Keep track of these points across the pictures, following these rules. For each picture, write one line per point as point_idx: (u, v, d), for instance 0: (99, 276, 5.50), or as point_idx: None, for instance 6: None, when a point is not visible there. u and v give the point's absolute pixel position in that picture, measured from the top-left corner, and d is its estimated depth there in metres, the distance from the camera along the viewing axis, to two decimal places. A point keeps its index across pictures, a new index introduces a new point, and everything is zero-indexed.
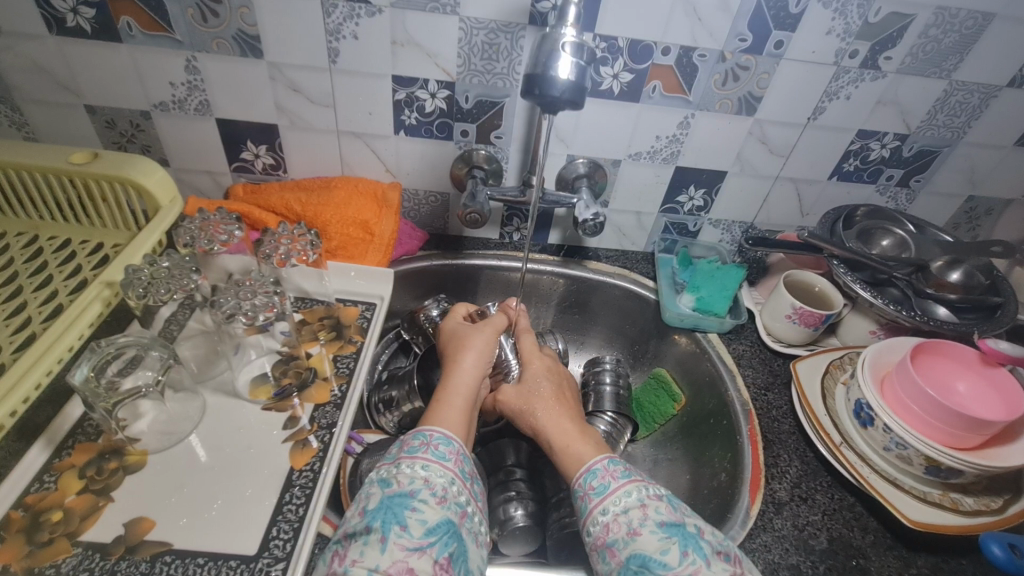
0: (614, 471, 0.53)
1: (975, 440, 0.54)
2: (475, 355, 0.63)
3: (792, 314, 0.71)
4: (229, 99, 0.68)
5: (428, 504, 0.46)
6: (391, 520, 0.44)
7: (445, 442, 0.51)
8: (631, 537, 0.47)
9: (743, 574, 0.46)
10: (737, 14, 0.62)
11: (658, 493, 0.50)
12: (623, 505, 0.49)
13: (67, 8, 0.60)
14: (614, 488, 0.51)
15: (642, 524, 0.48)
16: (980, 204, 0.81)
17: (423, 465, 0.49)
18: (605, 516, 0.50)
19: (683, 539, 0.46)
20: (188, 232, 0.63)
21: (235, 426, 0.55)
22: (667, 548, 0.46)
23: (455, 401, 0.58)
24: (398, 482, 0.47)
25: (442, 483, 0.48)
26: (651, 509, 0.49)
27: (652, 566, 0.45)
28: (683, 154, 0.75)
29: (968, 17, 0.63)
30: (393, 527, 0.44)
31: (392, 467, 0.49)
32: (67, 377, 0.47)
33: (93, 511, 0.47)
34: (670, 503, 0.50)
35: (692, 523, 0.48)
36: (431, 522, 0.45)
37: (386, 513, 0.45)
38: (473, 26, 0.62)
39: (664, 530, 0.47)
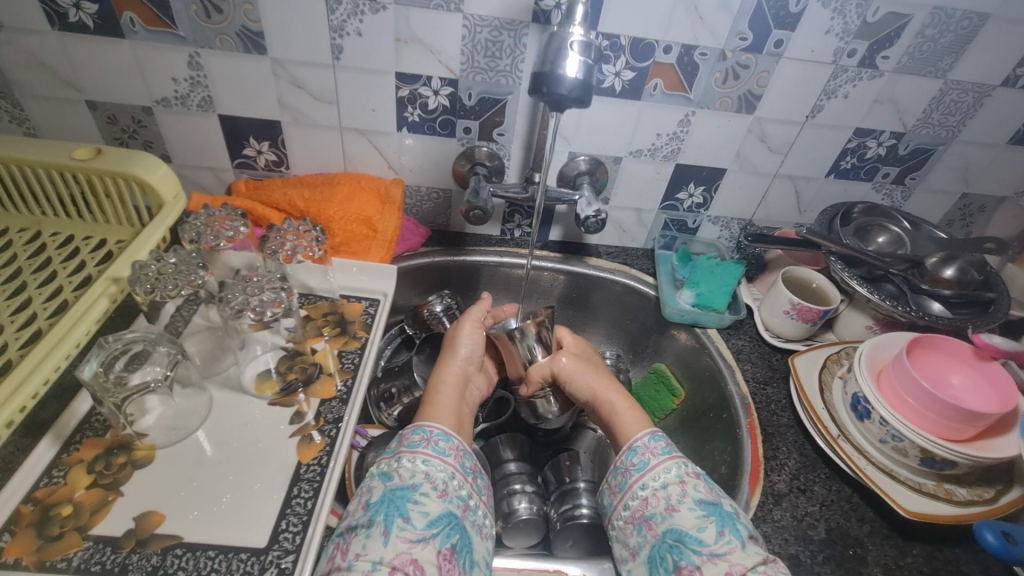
0: (655, 448, 0.55)
1: (969, 432, 0.55)
2: (455, 356, 0.65)
3: (791, 309, 0.72)
4: (231, 95, 0.68)
5: (430, 497, 0.46)
6: (393, 513, 0.45)
7: (445, 438, 0.52)
8: (669, 512, 0.49)
9: (773, 557, 0.47)
10: (738, 13, 0.63)
11: (699, 473, 0.52)
12: (661, 481, 0.51)
13: (69, 3, 0.60)
14: (653, 464, 0.53)
15: (681, 500, 0.49)
16: (974, 201, 0.83)
17: (424, 460, 0.49)
18: (643, 491, 0.52)
19: (722, 519, 0.48)
20: (193, 228, 0.63)
21: (242, 421, 0.55)
22: (704, 526, 0.47)
23: (443, 400, 0.59)
24: (399, 476, 0.48)
25: (442, 478, 0.49)
26: (691, 486, 0.50)
27: (688, 541, 0.47)
28: (684, 151, 0.76)
29: (963, 17, 0.64)
30: (396, 521, 0.44)
31: (392, 461, 0.50)
32: (76, 373, 0.47)
33: (103, 504, 0.47)
34: (708, 484, 0.51)
35: (728, 504, 0.50)
36: (433, 514, 0.45)
37: (388, 506, 0.45)
38: (476, 23, 0.63)
39: (705, 507, 0.49)
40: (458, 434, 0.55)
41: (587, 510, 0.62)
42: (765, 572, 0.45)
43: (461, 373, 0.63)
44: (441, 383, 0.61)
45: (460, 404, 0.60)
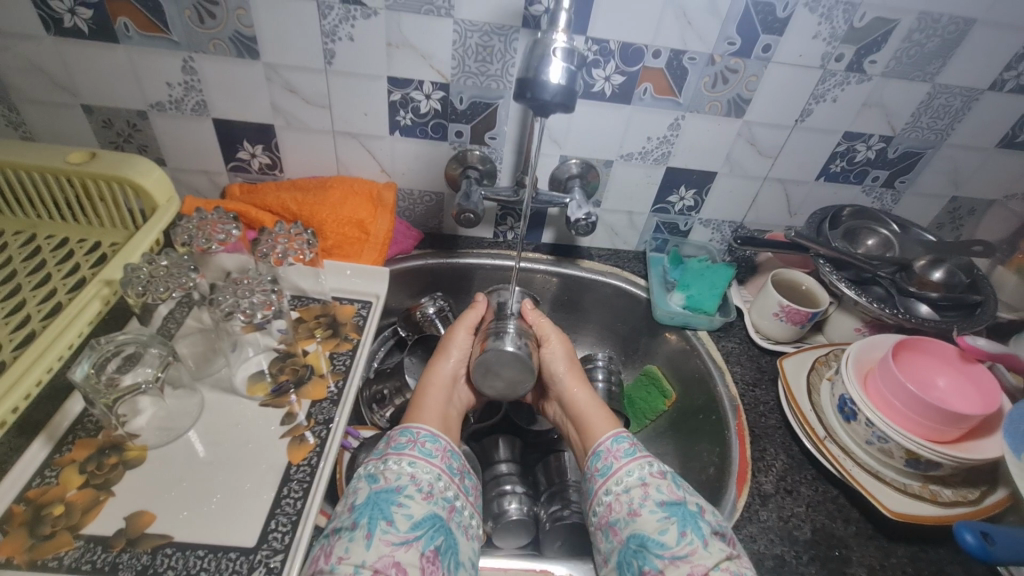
0: (618, 452, 0.55)
1: (953, 433, 0.56)
2: (447, 357, 0.66)
3: (780, 312, 0.73)
4: (226, 99, 0.69)
5: (415, 499, 0.47)
6: (377, 516, 0.45)
7: (431, 439, 0.53)
8: (631, 517, 0.50)
9: (739, 554, 0.47)
10: (726, 18, 0.63)
11: (664, 471, 0.53)
12: (624, 485, 0.52)
13: (64, 9, 0.61)
14: (615, 470, 0.54)
15: (642, 503, 0.50)
16: (963, 204, 0.83)
17: (410, 462, 0.50)
18: (608, 497, 0.52)
19: (683, 519, 0.48)
20: (186, 231, 0.64)
21: (233, 422, 0.56)
22: (665, 528, 0.48)
23: (430, 403, 0.60)
24: (385, 478, 0.48)
25: (428, 479, 0.49)
26: (652, 488, 0.51)
27: (650, 545, 0.47)
28: (674, 154, 0.76)
29: (950, 22, 0.64)
30: (379, 523, 0.45)
31: (379, 463, 0.50)
32: (68, 374, 0.48)
33: (95, 504, 0.48)
34: (673, 482, 0.52)
35: (694, 502, 0.50)
36: (417, 517, 0.46)
37: (373, 509, 0.46)
38: (467, 28, 0.63)
39: (666, 508, 0.49)
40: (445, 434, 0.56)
41: (575, 510, 0.63)
42: (727, 568, 0.45)
43: (451, 376, 0.64)
44: (430, 385, 0.62)
45: (446, 407, 0.61)
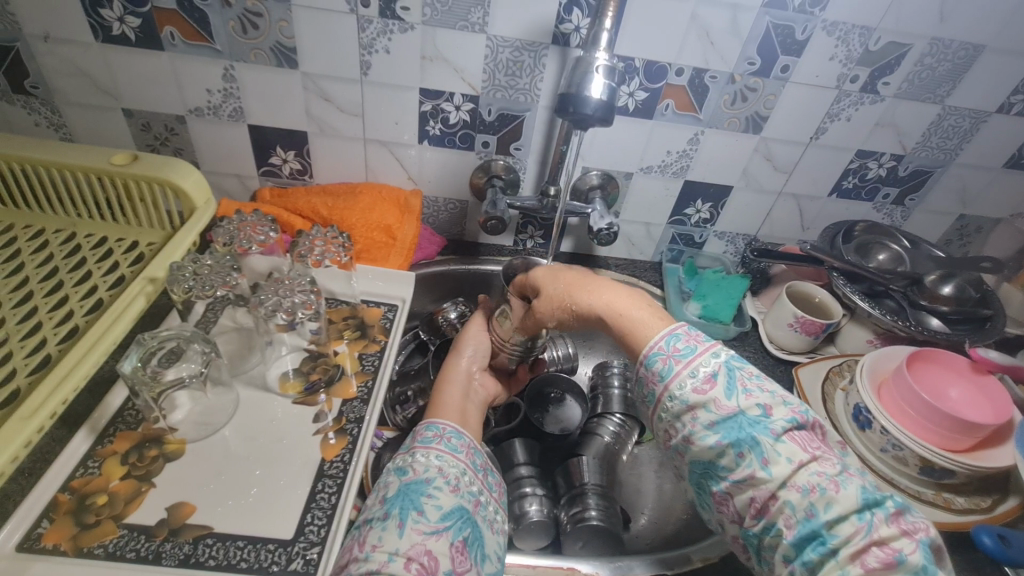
0: (656, 375, 0.49)
1: (967, 442, 0.57)
2: (459, 353, 0.66)
3: (795, 322, 0.75)
4: (262, 106, 0.72)
5: (443, 491, 0.48)
6: (408, 507, 0.46)
7: (456, 435, 0.54)
8: (688, 443, 0.47)
9: (813, 454, 0.42)
10: (747, 39, 0.66)
11: (712, 379, 0.46)
12: (672, 412, 0.48)
13: (114, 17, 0.63)
14: (660, 395, 0.48)
15: (694, 431, 0.46)
16: (971, 222, 0.86)
17: (437, 455, 0.51)
18: (663, 421, 0.49)
19: (739, 440, 0.44)
20: (226, 232, 0.66)
21: (267, 418, 0.58)
22: (722, 453, 0.44)
23: (449, 399, 0.60)
24: (414, 471, 0.49)
25: (455, 474, 0.50)
26: (700, 411, 0.46)
27: (714, 470, 0.45)
28: (692, 168, 0.79)
29: (960, 48, 0.67)
30: (410, 514, 0.45)
31: (407, 457, 0.51)
32: (117, 366, 0.50)
33: (137, 494, 0.49)
34: (723, 393, 0.46)
35: (753, 405, 0.45)
36: (446, 508, 0.47)
37: (404, 500, 0.47)
38: (499, 44, 0.66)
39: (718, 430, 0.45)
40: (467, 431, 0.57)
41: (597, 512, 0.64)
42: (796, 484, 0.41)
43: (465, 372, 0.64)
44: (448, 380, 0.63)
45: (465, 401, 0.61)
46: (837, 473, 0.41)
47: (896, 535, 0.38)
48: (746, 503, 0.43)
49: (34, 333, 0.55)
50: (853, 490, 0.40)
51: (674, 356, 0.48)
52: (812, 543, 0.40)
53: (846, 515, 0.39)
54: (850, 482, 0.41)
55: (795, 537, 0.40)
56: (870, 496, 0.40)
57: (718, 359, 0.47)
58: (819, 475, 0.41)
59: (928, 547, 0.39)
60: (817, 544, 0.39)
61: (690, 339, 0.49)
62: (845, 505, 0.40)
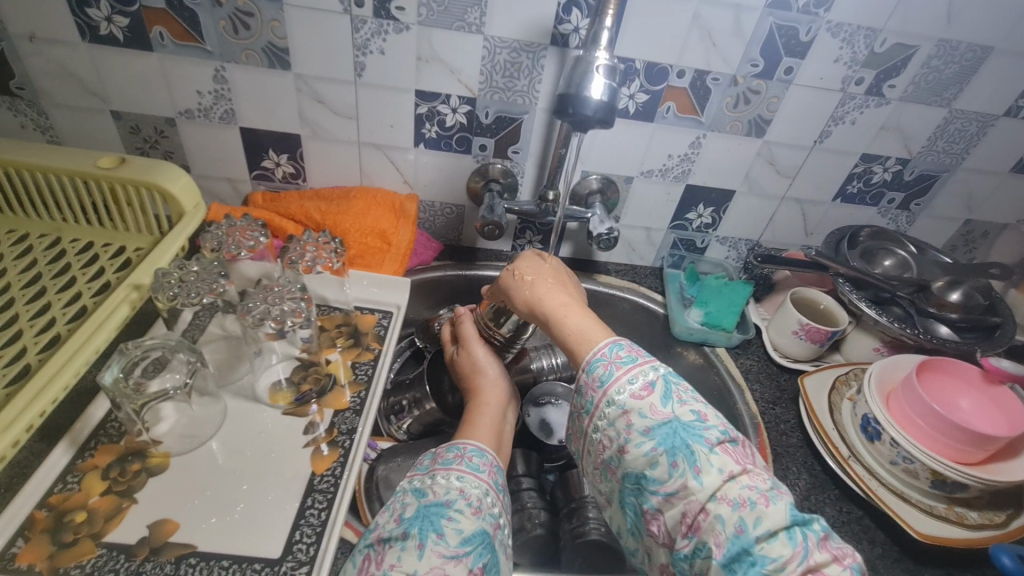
0: (595, 381, 0.49)
1: (981, 455, 0.55)
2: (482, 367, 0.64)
3: (800, 330, 0.73)
4: (254, 109, 0.70)
5: (465, 513, 0.45)
6: (428, 528, 0.44)
7: (479, 454, 0.52)
8: (622, 454, 0.45)
9: (745, 467, 0.42)
10: (750, 40, 0.65)
11: (649, 387, 0.46)
12: (608, 418, 0.47)
13: (102, 17, 0.61)
14: (598, 403, 0.48)
15: (628, 438, 0.45)
16: (977, 227, 0.84)
17: (459, 476, 0.49)
18: (599, 433, 0.48)
19: (673, 448, 0.43)
20: (215, 237, 0.64)
21: (256, 430, 0.56)
22: (655, 462, 0.43)
23: (486, 421, 0.58)
24: (434, 492, 0.47)
25: (477, 494, 0.48)
26: (635, 416, 0.45)
27: (645, 483, 0.43)
28: (694, 172, 0.77)
29: (968, 49, 0.66)
30: (430, 535, 0.43)
31: (427, 477, 0.49)
32: (98, 377, 0.48)
33: (118, 511, 0.47)
34: (658, 400, 0.45)
35: (687, 413, 0.45)
36: (467, 531, 0.44)
37: (423, 520, 0.44)
38: (497, 45, 0.65)
39: (654, 437, 0.44)
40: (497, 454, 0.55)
41: (598, 527, 0.62)
42: (726, 496, 0.40)
43: (500, 400, 0.61)
44: (485, 403, 0.60)
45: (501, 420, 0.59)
46: (768, 488, 0.40)
47: (828, 561, 0.37)
48: (677, 520, 0.42)
49: (14, 342, 0.53)
50: (783, 507, 0.39)
51: (616, 361, 0.48)
52: (741, 564, 0.37)
53: (775, 531, 0.38)
54: (779, 498, 0.40)
55: (723, 556, 0.38)
56: (800, 515, 0.39)
57: (656, 370, 0.47)
58: (750, 489, 0.40)
59: (858, 573, 0.38)
60: (747, 565, 0.37)
61: (632, 350, 0.49)
62: (775, 521, 0.38)
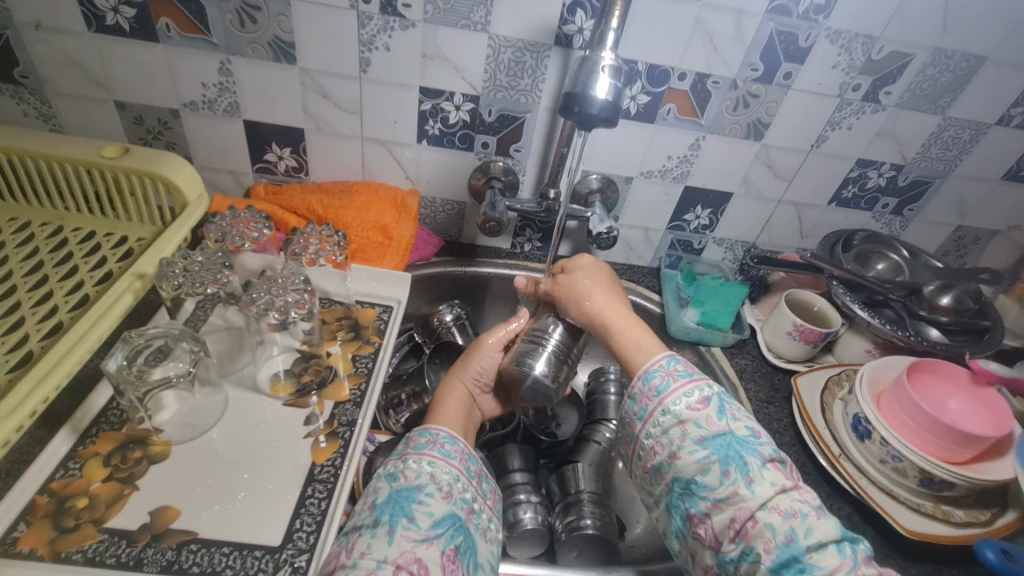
0: (652, 390, 0.51)
1: (966, 454, 0.57)
2: (465, 372, 0.63)
3: (793, 331, 0.74)
4: (257, 102, 0.70)
5: (435, 498, 0.46)
6: (398, 513, 0.44)
7: (450, 440, 0.52)
8: (673, 460, 0.48)
9: (796, 483, 0.44)
10: (750, 45, 0.66)
11: (705, 401, 0.49)
12: (662, 426, 0.49)
13: (108, 7, 0.62)
14: (652, 410, 0.50)
15: (681, 446, 0.47)
16: (968, 233, 0.86)
17: (429, 461, 0.49)
18: (649, 439, 0.50)
19: (726, 457, 0.45)
20: (219, 229, 0.64)
21: (257, 420, 0.56)
22: (707, 469, 0.45)
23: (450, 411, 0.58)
24: (404, 477, 0.47)
25: (447, 480, 0.48)
26: (691, 426, 0.48)
27: (695, 488, 0.46)
28: (693, 173, 0.78)
29: (963, 58, 0.67)
30: (400, 520, 0.44)
31: (398, 463, 0.49)
32: (102, 364, 0.48)
33: (119, 498, 0.48)
34: (714, 413, 0.48)
35: (742, 428, 0.47)
36: (437, 515, 0.45)
37: (394, 506, 0.45)
38: (501, 44, 0.65)
39: (707, 447, 0.46)
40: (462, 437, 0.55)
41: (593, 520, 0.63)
42: (777, 506, 0.42)
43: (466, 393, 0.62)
44: (448, 396, 0.60)
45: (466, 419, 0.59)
46: (819, 504, 0.43)
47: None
48: (724, 525, 0.44)
49: (16, 329, 0.53)
50: (833, 522, 0.42)
51: (672, 373, 0.51)
52: (789, 569, 0.40)
53: (825, 542, 0.40)
54: (829, 514, 0.42)
55: (772, 562, 0.41)
56: (848, 532, 0.42)
57: (712, 386, 0.50)
58: (801, 502, 0.43)
59: None
60: (796, 570, 0.40)
61: (688, 365, 0.52)
62: (825, 533, 0.41)
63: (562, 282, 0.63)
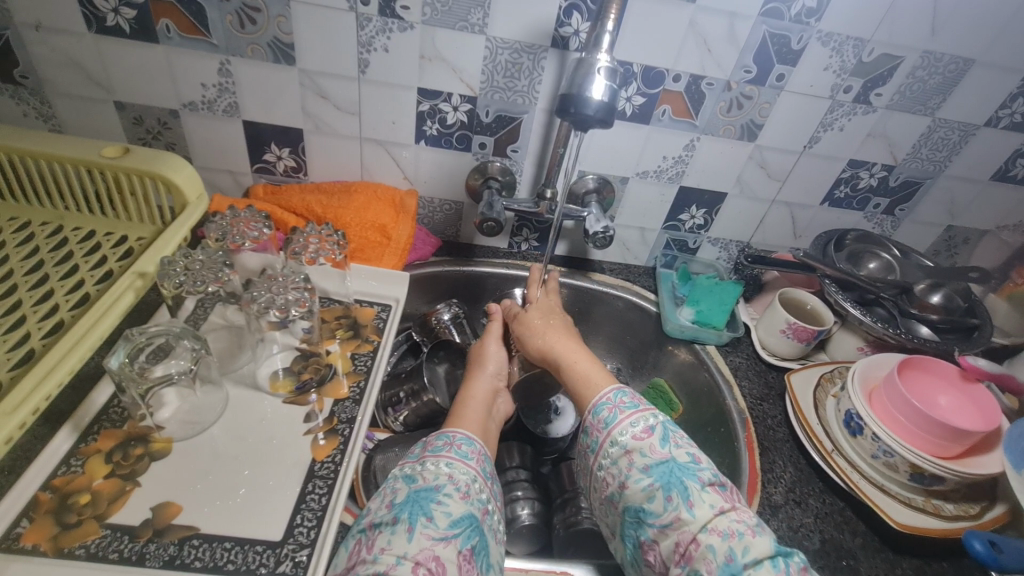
0: (601, 423, 0.53)
1: (956, 449, 0.58)
2: (483, 372, 0.66)
3: (787, 329, 0.75)
4: (257, 103, 0.71)
5: (453, 498, 0.47)
6: (417, 512, 0.45)
7: (467, 442, 0.53)
8: (623, 489, 0.49)
9: (733, 504, 0.45)
10: (744, 47, 0.67)
11: (649, 430, 0.50)
12: (611, 457, 0.51)
13: (108, 8, 0.62)
14: (603, 442, 0.52)
15: (628, 475, 0.49)
16: (957, 233, 0.87)
17: (447, 462, 0.50)
18: (602, 471, 0.52)
19: (669, 483, 0.46)
20: (219, 228, 0.65)
21: (257, 418, 0.56)
22: (652, 495, 0.46)
23: (471, 413, 0.59)
24: (423, 478, 0.48)
25: (465, 480, 0.49)
26: (636, 455, 0.49)
27: (643, 515, 0.47)
28: (688, 174, 0.79)
29: (951, 61, 0.68)
30: (420, 518, 0.44)
31: (416, 464, 0.50)
32: (103, 362, 0.49)
33: (121, 494, 0.48)
34: (658, 441, 0.49)
35: (683, 454, 0.48)
36: (455, 515, 0.46)
37: (413, 505, 0.46)
38: (498, 46, 0.66)
39: (651, 474, 0.47)
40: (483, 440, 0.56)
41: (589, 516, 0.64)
42: (717, 528, 0.43)
43: (489, 390, 0.64)
44: (471, 397, 0.62)
45: (488, 420, 0.60)
46: (755, 521, 0.44)
47: None
48: (671, 549, 0.44)
49: (18, 327, 0.54)
50: (767, 539, 0.43)
51: (619, 406, 0.53)
52: None
53: (761, 559, 0.41)
54: (764, 531, 0.44)
55: None
56: (782, 548, 0.43)
57: (657, 416, 0.52)
58: (738, 522, 0.44)
59: None
60: None
61: (635, 398, 0.54)
62: (761, 550, 0.42)
63: (524, 317, 0.70)
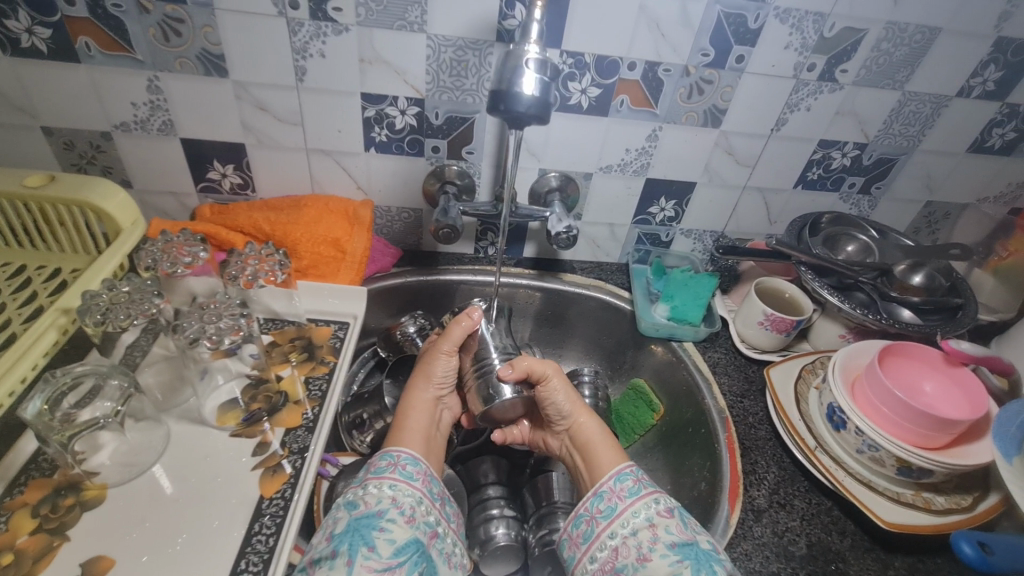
0: (623, 491, 0.53)
1: (944, 438, 0.55)
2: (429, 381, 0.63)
3: (765, 320, 0.72)
4: (193, 119, 0.67)
5: (397, 523, 0.46)
6: (358, 542, 0.44)
7: (413, 462, 0.52)
8: (641, 562, 0.48)
9: None
10: (699, 29, 0.64)
11: (671, 509, 0.51)
12: (631, 527, 0.50)
13: (22, 29, 0.59)
14: (621, 510, 0.52)
15: (651, 548, 0.48)
16: (937, 208, 0.85)
17: (391, 484, 0.49)
18: (613, 540, 0.50)
19: (697, 562, 0.46)
20: (150, 254, 0.61)
21: (201, 455, 0.53)
22: (679, 572, 0.46)
23: (414, 424, 0.58)
24: (365, 503, 0.47)
25: (410, 503, 0.48)
26: (661, 530, 0.49)
27: None
28: (653, 165, 0.76)
29: (916, 31, 0.65)
30: (361, 550, 0.43)
31: (359, 489, 0.49)
32: (19, 411, 0.45)
33: (47, 551, 0.45)
34: (680, 522, 0.50)
35: (705, 541, 0.49)
36: (400, 541, 0.45)
37: (353, 535, 0.44)
38: (441, 43, 0.63)
39: (677, 552, 0.47)
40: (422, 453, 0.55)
41: None
42: None
43: (432, 401, 0.62)
44: (411, 408, 0.61)
45: (431, 431, 0.60)
46: None
47: None
48: None
49: None
50: None
51: (643, 480, 0.54)
52: None
53: None
54: None
55: None
56: None
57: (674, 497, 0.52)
58: None
59: None
60: None
61: None
62: None
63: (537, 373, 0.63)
